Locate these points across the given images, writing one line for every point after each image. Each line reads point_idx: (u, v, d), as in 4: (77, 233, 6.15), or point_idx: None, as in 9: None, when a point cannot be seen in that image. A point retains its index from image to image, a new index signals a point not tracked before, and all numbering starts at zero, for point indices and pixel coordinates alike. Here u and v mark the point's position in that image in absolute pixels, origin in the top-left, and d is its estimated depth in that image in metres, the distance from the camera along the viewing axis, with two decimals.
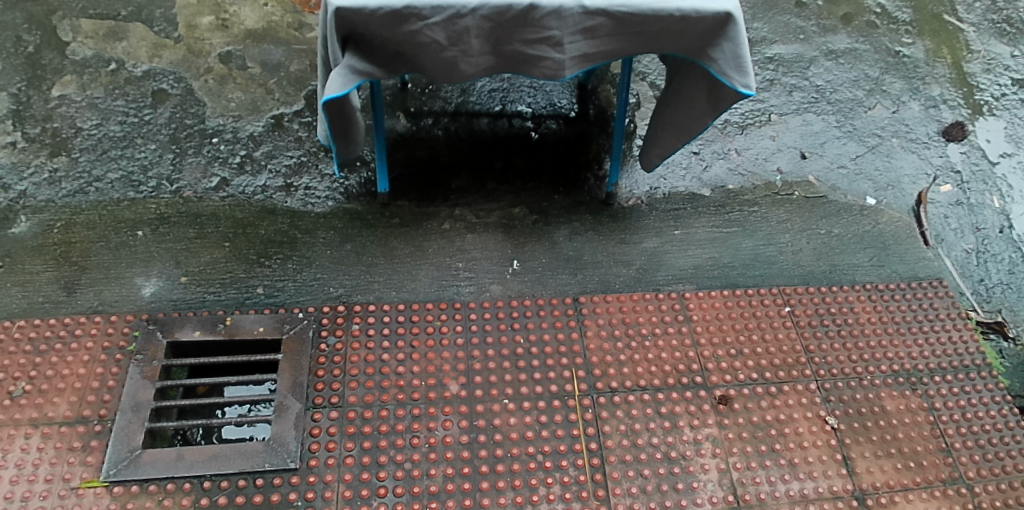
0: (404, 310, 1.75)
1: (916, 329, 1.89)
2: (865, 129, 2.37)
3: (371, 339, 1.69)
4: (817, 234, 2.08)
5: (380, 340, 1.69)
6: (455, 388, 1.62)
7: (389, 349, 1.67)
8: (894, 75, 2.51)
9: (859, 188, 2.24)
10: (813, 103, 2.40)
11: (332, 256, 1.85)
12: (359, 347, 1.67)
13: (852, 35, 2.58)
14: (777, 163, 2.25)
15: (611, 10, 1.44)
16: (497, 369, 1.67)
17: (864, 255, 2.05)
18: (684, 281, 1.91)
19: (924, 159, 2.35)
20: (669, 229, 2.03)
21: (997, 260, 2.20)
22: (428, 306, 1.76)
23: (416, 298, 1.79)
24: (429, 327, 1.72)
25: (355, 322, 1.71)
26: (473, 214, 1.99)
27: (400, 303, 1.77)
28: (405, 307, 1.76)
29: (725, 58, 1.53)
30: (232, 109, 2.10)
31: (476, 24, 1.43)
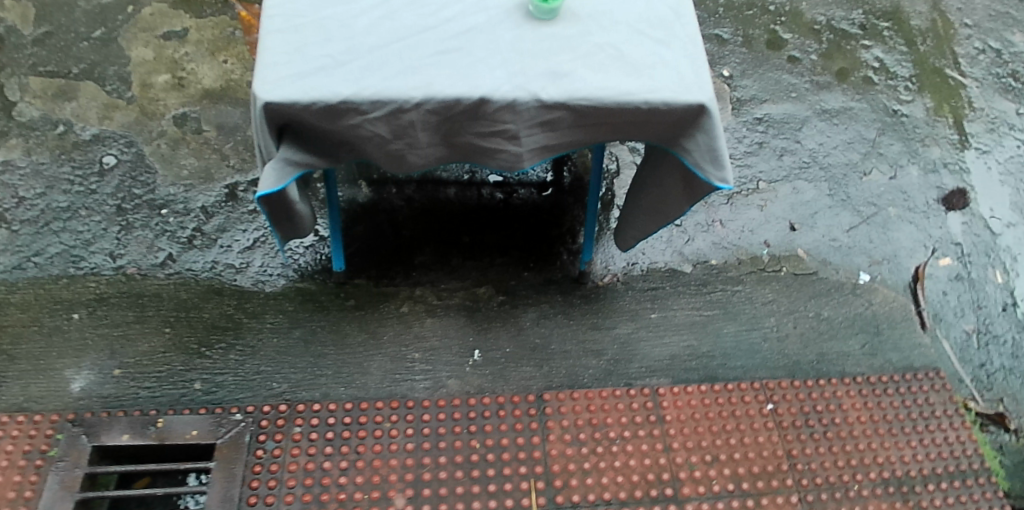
0: (352, 410, 1.62)
1: (912, 428, 1.74)
2: (859, 197, 2.24)
3: (313, 444, 1.56)
4: (804, 317, 1.94)
5: (322, 445, 1.56)
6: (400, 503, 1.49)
7: (331, 456, 1.54)
8: (892, 137, 2.37)
9: (852, 263, 2.10)
10: (804, 169, 2.26)
11: (278, 346, 1.73)
12: (299, 453, 1.54)
13: (848, 93, 2.44)
14: (764, 236, 2.11)
15: (571, 103, 1.27)
16: (448, 480, 1.53)
17: (855, 342, 1.91)
18: (657, 374, 1.78)
19: (923, 230, 2.21)
20: (645, 312, 1.89)
21: (1000, 343, 2.06)
22: (377, 405, 1.63)
23: (366, 396, 1.66)
24: (377, 430, 1.59)
25: (297, 425, 1.59)
26: (434, 295, 1.87)
27: (348, 401, 1.64)
28: (353, 406, 1.63)
29: (700, 151, 1.38)
30: (184, 177, 1.98)
31: (421, 119, 1.27)
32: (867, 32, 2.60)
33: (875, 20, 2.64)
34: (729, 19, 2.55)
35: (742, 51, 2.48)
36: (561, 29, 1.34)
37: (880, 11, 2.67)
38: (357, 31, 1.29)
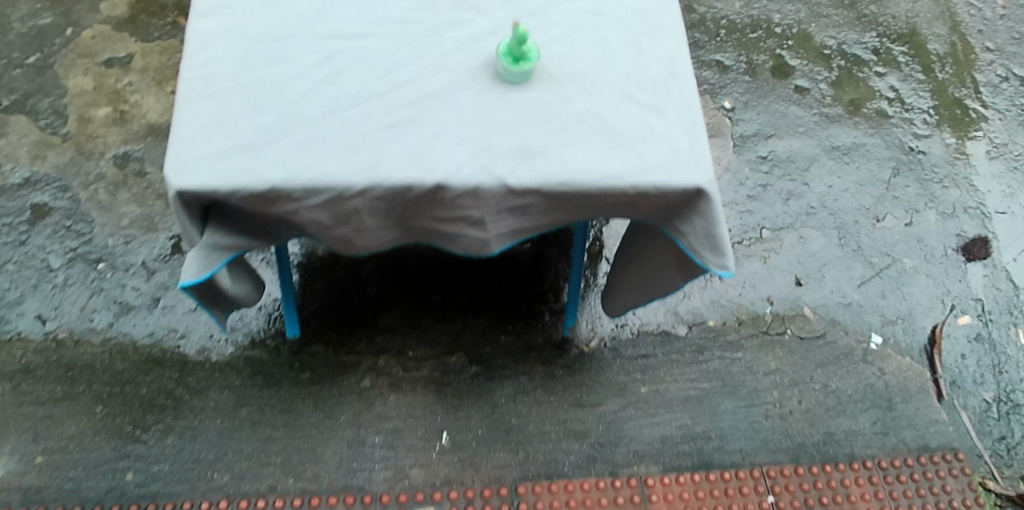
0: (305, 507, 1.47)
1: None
2: (871, 247, 2.05)
3: None
4: (810, 389, 1.76)
5: None
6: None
7: None
8: (907, 178, 2.17)
9: (862, 323, 1.92)
10: (811, 215, 2.07)
11: (223, 428, 1.55)
12: None
13: (859, 127, 2.24)
14: (766, 291, 1.93)
15: (544, 189, 1.07)
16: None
17: (865, 419, 1.73)
18: (647, 461, 1.61)
19: (940, 283, 2.02)
20: (634, 386, 1.71)
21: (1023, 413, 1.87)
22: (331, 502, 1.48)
23: (318, 489, 1.50)
24: None
25: None
26: (400, 365, 1.68)
27: (298, 497, 1.48)
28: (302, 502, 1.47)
29: (697, 235, 1.18)
30: (124, 226, 1.78)
31: (368, 205, 1.07)
32: (881, 58, 2.37)
33: (890, 43, 2.41)
34: (731, 42, 2.34)
35: (745, 80, 2.27)
36: (535, 93, 1.13)
37: (895, 33, 2.43)
38: (292, 100, 1.08)
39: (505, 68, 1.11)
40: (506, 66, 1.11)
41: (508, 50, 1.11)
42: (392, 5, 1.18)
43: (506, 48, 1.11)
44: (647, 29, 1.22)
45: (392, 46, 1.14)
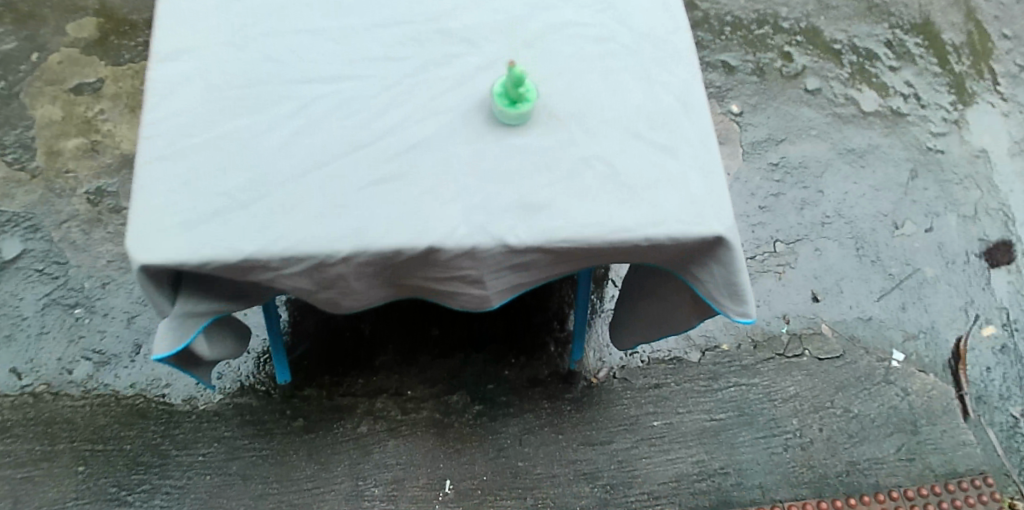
0: None
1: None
2: (890, 256, 1.95)
3: None
4: (830, 415, 1.68)
5: None
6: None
7: None
8: (924, 180, 2.07)
9: (882, 339, 1.83)
10: (826, 225, 1.98)
11: (210, 486, 1.49)
12: None
13: (873, 127, 2.13)
14: (782, 308, 1.85)
15: (548, 246, 0.97)
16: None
17: (889, 445, 1.64)
18: (662, 502, 1.55)
19: (964, 292, 1.92)
20: (646, 421, 1.64)
21: None
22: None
23: None
24: None
25: None
26: (399, 408, 1.60)
27: None
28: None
29: (716, 283, 1.08)
30: (101, 267, 1.69)
31: (353, 270, 0.97)
32: (894, 51, 2.25)
33: (904, 34, 2.29)
34: (737, 40, 2.22)
35: (752, 81, 2.17)
36: (534, 137, 1.02)
37: (908, 24, 2.30)
38: (266, 157, 0.98)
39: (499, 111, 1.00)
40: (500, 108, 1.00)
41: (505, 90, 1.00)
42: (372, 41, 1.07)
43: (502, 87, 1.01)
44: (654, 57, 1.11)
45: (375, 90, 1.03)
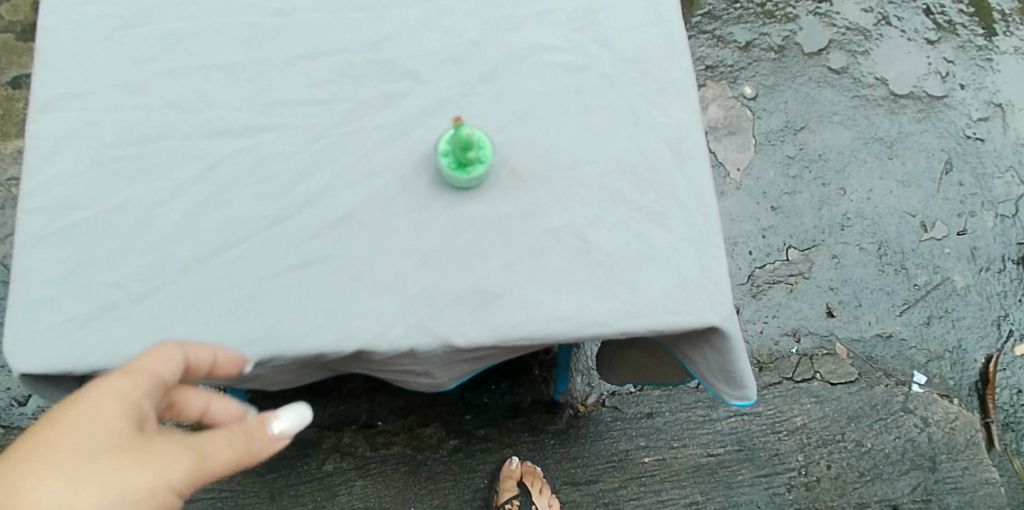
0: None
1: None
2: (916, 263, 1.76)
3: None
4: (840, 448, 1.56)
5: None
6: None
7: None
8: (959, 173, 1.84)
9: (903, 360, 1.68)
10: (845, 228, 1.79)
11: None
12: None
13: (905, 112, 1.89)
14: (790, 324, 1.71)
15: (503, 344, 0.80)
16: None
17: (904, 485, 1.52)
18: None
19: (998, 304, 1.73)
20: (637, 456, 1.53)
21: None
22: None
23: None
24: None
25: None
26: (368, 443, 1.52)
27: None
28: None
29: (710, 367, 0.92)
30: None
31: (273, 370, 0.83)
32: (933, 20, 1.98)
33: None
34: (754, 10, 1.96)
35: (770, 59, 1.93)
36: (489, 204, 0.84)
37: None
38: (165, 237, 0.81)
39: (449, 176, 0.82)
40: (450, 172, 0.82)
41: (451, 149, 0.82)
42: (294, 79, 0.88)
43: (447, 142, 0.82)
44: (643, 88, 0.90)
45: (296, 144, 0.85)
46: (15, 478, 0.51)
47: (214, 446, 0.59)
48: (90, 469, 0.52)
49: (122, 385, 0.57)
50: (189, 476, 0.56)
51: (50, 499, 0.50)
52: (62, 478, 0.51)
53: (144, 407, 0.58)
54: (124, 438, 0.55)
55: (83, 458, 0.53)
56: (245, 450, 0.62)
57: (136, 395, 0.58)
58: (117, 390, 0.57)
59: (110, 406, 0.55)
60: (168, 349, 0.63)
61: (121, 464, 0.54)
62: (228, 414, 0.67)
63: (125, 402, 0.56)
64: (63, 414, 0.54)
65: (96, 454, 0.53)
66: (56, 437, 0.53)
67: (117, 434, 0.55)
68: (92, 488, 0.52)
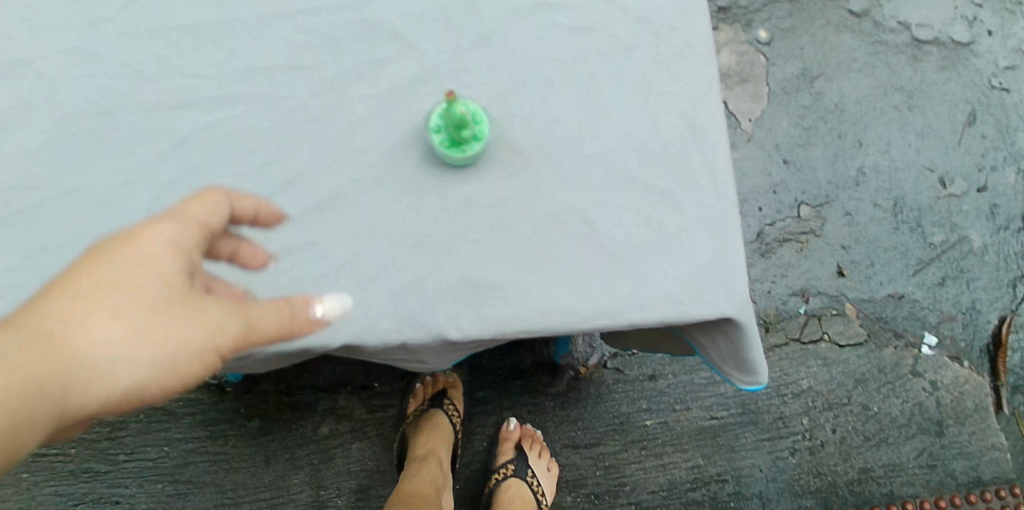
0: None
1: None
2: (932, 221, 1.69)
3: None
4: (846, 412, 1.54)
5: None
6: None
7: None
8: (983, 125, 1.74)
9: (914, 320, 1.63)
10: (860, 183, 1.71)
11: (160, 496, 1.45)
12: None
13: (930, 59, 1.76)
14: (799, 284, 1.64)
15: (499, 337, 0.75)
16: (431, 496, 1.19)
17: (909, 449, 1.51)
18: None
19: (1015, 264, 1.67)
20: (638, 420, 1.50)
21: None
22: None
23: None
24: None
25: None
26: (364, 406, 1.49)
27: None
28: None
29: (720, 352, 0.87)
30: None
31: (255, 360, 0.78)
32: None
33: None
34: None
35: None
36: (483, 184, 0.77)
37: None
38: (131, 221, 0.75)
39: (444, 154, 0.74)
40: (445, 149, 0.75)
41: (444, 125, 0.75)
42: (265, 42, 0.79)
43: (439, 116, 0.75)
44: (656, 51, 0.81)
45: (271, 118, 0.77)
46: (87, 303, 0.60)
47: (242, 308, 0.65)
48: (136, 310, 0.61)
49: (168, 237, 0.64)
50: (231, 329, 0.64)
51: (103, 328, 0.60)
52: (115, 313, 0.61)
53: (193, 258, 0.66)
54: (181, 287, 0.64)
55: (130, 296, 0.61)
56: (270, 322, 0.66)
57: (188, 247, 0.65)
58: (172, 242, 0.64)
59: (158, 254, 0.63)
60: (211, 199, 0.68)
61: (165, 307, 0.63)
62: (255, 258, 0.74)
63: (177, 255, 0.64)
64: (118, 253, 0.62)
65: (142, 297, 0.62)
66: (111, 273, 0.61)
67: (161, 281, 0.63)
68: (142, 323, 0.61)
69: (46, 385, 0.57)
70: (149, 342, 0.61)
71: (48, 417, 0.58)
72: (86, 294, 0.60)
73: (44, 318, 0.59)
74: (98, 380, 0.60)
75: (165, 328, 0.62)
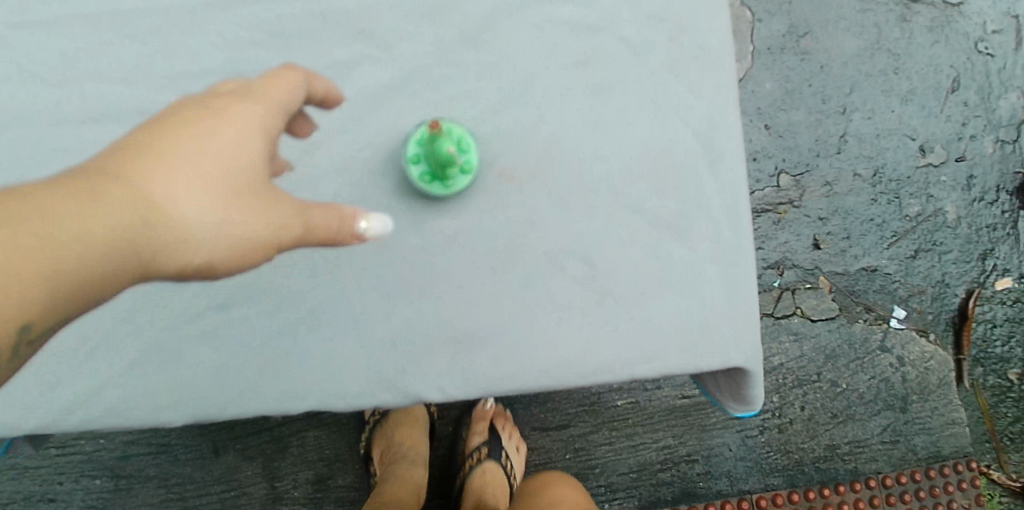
0: None
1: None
2: (910, 192, 1.64)
3: None
4: (815, 389, 1.54)
5: None
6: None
7: None
8: (967, 91, 1.66)
9: (885, 293, 1.60)
10: (841, 151, 1.64)
11: (100, 493, 1.35)
12: None
13: (919, 18, 1.66)
14: (774, 257, 1.60)
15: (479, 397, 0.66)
16: (414, 503, 1.15)
17: (874, 425, 1.53)
18: (620, 495, 1.46)
19: (986, 237, 1.64)
20: (609, 401, 1.47)
21: None
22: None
23: None
24: None
25: None
26: None
27: None
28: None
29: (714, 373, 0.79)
30: None
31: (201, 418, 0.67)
32: None
33: None
34: None
35: None
36: (463, 219, 0.66)
37: None
38: None
39: (424, 191, 0.64)
40: (424, 185, 0.64)
41: (423, 154, 0.63)
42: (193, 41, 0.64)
43: (418, 144, 0.64)
44: (670, 57, 0.69)
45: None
46: (169, 162, 0.47)
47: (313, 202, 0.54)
48: (220, 171, 0.49)
49: (257, 102, 0.53)
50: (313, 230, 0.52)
51: (188, 183, 0.47)
52: (198, 171, 0.48)
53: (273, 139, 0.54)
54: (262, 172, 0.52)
55: (217, 155, 0.49)
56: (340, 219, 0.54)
57: (272, 126, 0.53)
58: (258, 120, 0.52)
59: (246, 120, 0.52)
60: (294, 74, 0.56)
61: (249, 179, 0.50)
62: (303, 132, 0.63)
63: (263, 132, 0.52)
64: (200, 113, 0.50)
65: (228, 162, 0.49)
66: (193, 127, 0.49)
67: (247, 148, 0.51)
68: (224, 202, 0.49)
69: (125, 231, 0.43)
70: (233, 214, 0.49)
71: (124, 275, 0.44)
72: (165, 143, 0.48)
73: (120, 163, 0.46)
74: (175, 250, 0.47)
75: (248, 201, 0.50)
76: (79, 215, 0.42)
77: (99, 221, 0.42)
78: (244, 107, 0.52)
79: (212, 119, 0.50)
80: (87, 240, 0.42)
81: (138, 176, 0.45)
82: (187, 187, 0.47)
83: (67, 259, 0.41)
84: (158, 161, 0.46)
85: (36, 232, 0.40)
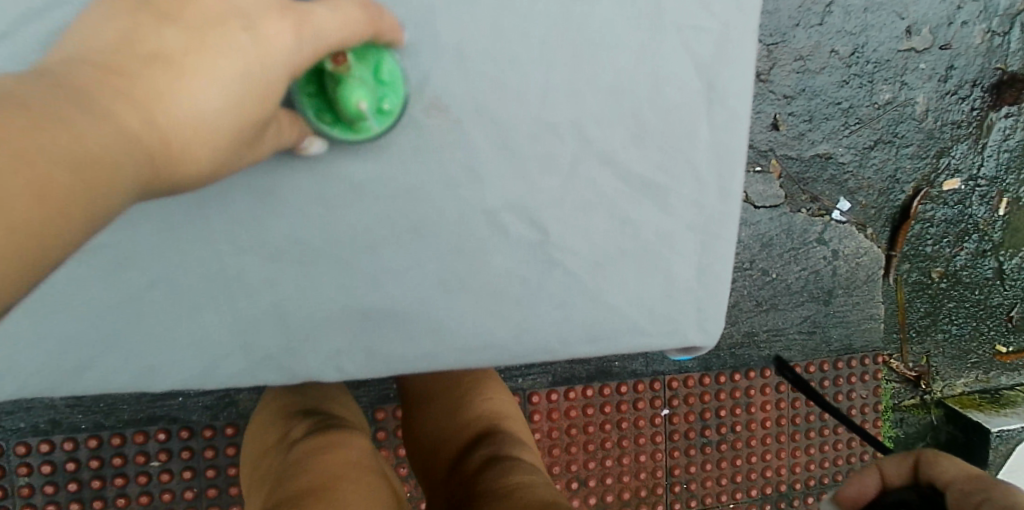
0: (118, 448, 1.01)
1: (818, 447, 1.42)
2: (884, 76, 1.44)
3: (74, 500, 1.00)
4: (746, 274, 1.41)
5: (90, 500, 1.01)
6: (272, 405, 0.83)
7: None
8: None
9: (833, 184, 1.45)
10: (823, 22, 1.39)
11: None
12: None
13: None
14: None
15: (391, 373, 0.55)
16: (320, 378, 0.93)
17: (796, 315, 1.43)
18: (534, 372, 1.28)
19: (948, 135, 1.50)
20: None
21: (969, 291, 1.56)
22: (162, 479, 1.03)
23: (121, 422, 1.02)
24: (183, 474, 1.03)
25: (23, 477, 0.99)
26: None
27: (93, 436, 1.00)
28: (100, 443, 1.01)
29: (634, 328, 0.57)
30: None
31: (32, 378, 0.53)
32: None
33: None
34: None
35: None
36: (376, 160, 0.50)
37: None
38: None
39: (332, 136, 0.48)
40: (331, 130, 0.48)
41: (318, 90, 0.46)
42: None
43: (311, 74, 0.46)
44: None
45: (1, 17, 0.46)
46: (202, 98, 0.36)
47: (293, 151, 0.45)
48: (243, 114, 0.38)
49: (314, 32, 0.41)
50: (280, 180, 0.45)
51: (214, 129, 0.37)
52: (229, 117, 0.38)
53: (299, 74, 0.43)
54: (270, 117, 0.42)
55: (251, 100, 0.39)
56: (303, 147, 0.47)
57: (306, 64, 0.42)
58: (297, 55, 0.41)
59: (296, 46, 0.41)
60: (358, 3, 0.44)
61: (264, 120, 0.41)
62: None
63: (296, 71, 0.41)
64: (236, 19, 0.39)
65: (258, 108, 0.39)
66: (228, 50, 0.38)
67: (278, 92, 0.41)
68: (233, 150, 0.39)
69: (144, 178, 0.34)
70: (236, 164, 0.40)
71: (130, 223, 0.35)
72: (194, 61, 0.37)
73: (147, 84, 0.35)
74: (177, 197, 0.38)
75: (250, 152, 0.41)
76: (115, 154, 0.32)
77: (128, 161, 0.33)
78: (289, 30, 0.40)
79: (257, 32, 0.39)
80: (120, 193, 0.32)
81: (164, 101, 0.35)
82: (218, 131, 0.37)
83: (93, 219, 0.31)
84: (190, 85, 0.36)
85: (73, 171, 0.30)
